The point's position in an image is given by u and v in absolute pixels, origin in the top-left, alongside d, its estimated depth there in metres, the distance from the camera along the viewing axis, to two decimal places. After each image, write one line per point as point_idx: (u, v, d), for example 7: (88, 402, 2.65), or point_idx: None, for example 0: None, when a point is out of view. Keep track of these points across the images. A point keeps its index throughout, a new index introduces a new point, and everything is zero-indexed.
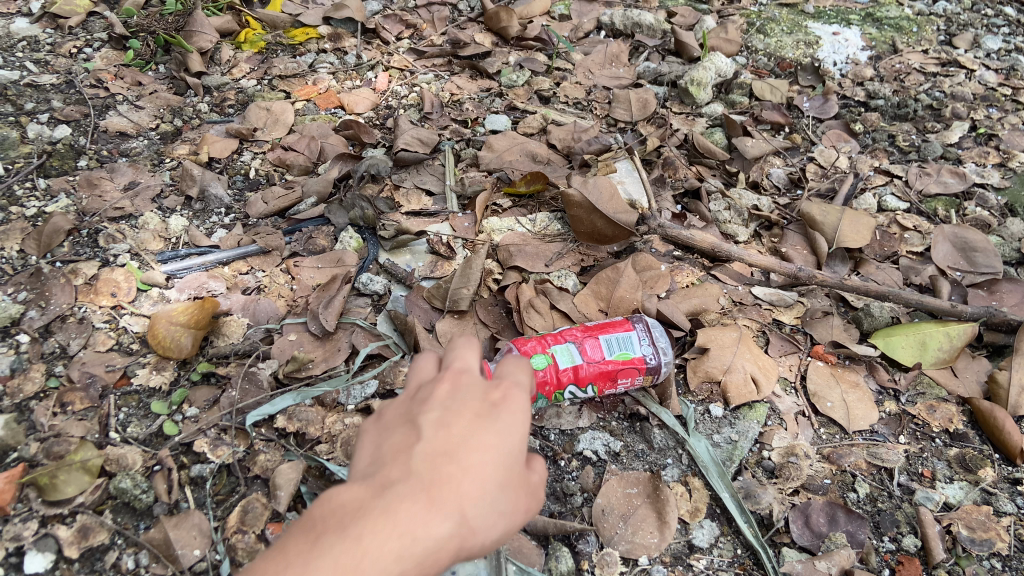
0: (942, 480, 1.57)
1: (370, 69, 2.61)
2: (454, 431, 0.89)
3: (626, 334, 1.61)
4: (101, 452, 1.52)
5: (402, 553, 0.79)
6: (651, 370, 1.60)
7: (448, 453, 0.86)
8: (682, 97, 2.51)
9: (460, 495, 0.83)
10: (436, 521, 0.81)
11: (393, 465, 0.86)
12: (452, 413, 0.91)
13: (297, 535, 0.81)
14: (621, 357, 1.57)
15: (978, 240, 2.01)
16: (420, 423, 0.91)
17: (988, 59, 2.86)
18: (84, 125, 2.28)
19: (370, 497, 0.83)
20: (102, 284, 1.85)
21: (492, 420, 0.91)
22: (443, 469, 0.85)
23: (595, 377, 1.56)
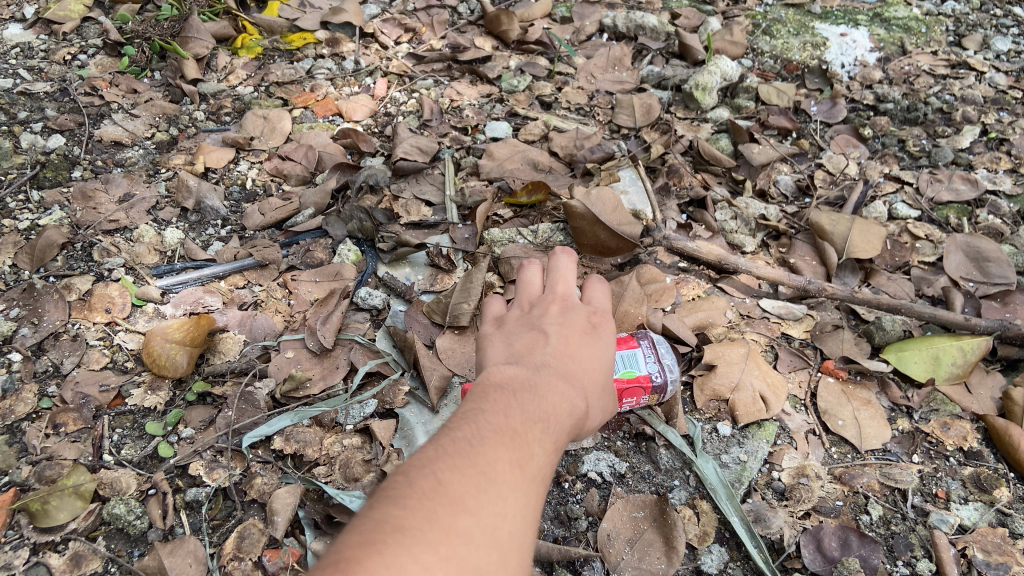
0: (957, 501, 1.52)
1: (369, 74, 2.57)
2: (575, 337, 1.18)
3: (631, 351, 1.53)
4: (94, 476, 1.47)
5: (568, 413, 1.05)
6: (657, 389, 1.53)
7: (575, 350, 1.16)
8: (687, 102, 2.46)
9: (591, 380, 1.13)
10: (579, 396, 1.09)
11: (538, 356, 1.12)
12: (571, 325, 1.21)
13: (485, 396, 1.02)
14: (626, 375, 1.50)
15: (992, 249, 1.95)
16: (545, 329, 1.19)
17: (998, 61, 2.80)
18: (79, 135, 2.24)
19: (534, 374, 1.08)
20: (96, 299, 1.80)
21: (598, 331, 1.22)
22: (580, 359, 1.15)
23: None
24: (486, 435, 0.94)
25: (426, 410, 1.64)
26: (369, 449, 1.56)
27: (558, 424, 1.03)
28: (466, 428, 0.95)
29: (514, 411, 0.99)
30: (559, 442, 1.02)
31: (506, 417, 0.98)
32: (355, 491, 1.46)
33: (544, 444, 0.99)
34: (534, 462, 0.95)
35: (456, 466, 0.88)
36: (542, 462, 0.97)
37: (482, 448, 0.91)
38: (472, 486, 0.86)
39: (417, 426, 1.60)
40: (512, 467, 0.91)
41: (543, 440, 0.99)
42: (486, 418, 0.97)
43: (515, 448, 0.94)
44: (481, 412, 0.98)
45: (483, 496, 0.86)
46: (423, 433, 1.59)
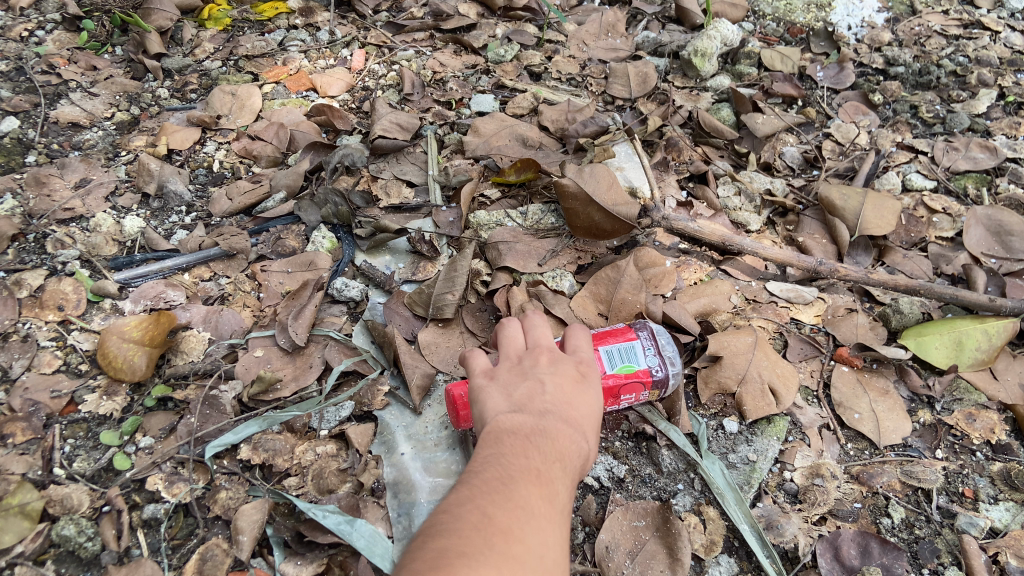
0: (987, 501, 1.40)
1: (345, 46, 2.41)
2: (571, 376, 1.13)
3: (629, 344, 1.40)
4: (42, 493, 1.34)
5: (577, 455, 1.01)
6: (659, 384, 1.40)
7: (573, 393, 1.10)
8: (685, 70, 2.31)
9: (589, 421, 1.08)
10: (585, 434, 1.06)
11: (539, 399, 1.06)
12: (563, 366, 1.15)
13: (499, 442, 0.97)
14: (625, 370, 1.37)
15: (1014, 222, 1.83)
16: (540, 370, 1.12)
17: (1013, 20, 2.64)
18: (33, 116, 2.07)
19: (542, 416, 1.03)
20: (49, 296, 1.65)
21: (590, 374, 1.16)
22: (579, 400, 1.09)
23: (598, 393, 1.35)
24: (512, 476, 0.90)
25: (407, 411, 1.52)
26: (344, 457, 1.43)
27: (571, 466, 0.99)
28: (491, 468, 0.91)
29: (531, 454, 0.95)
30: (574, 481, 0.99)
31: (525, 458, 0.94)
32: (328, 504, 1.34)
33: (564, 479, 0.96)
34: (559, 499, 0.92)
35: (496, 501, 0.85)
36: (565, 499, 0.93)
37: (514, 485, 0.88)
38: (514, 517, 0.84)
39: (398, 430, 1.49)
40: (544, 500, 0.89)
41: (562, 479, 0.95)
42: (508, 460, 0.93)
43: (542, 485, 0.91)
44: (500, 455, 0.94)
45: (525, 526, 0.83)
46: (405, 438, 1.47)
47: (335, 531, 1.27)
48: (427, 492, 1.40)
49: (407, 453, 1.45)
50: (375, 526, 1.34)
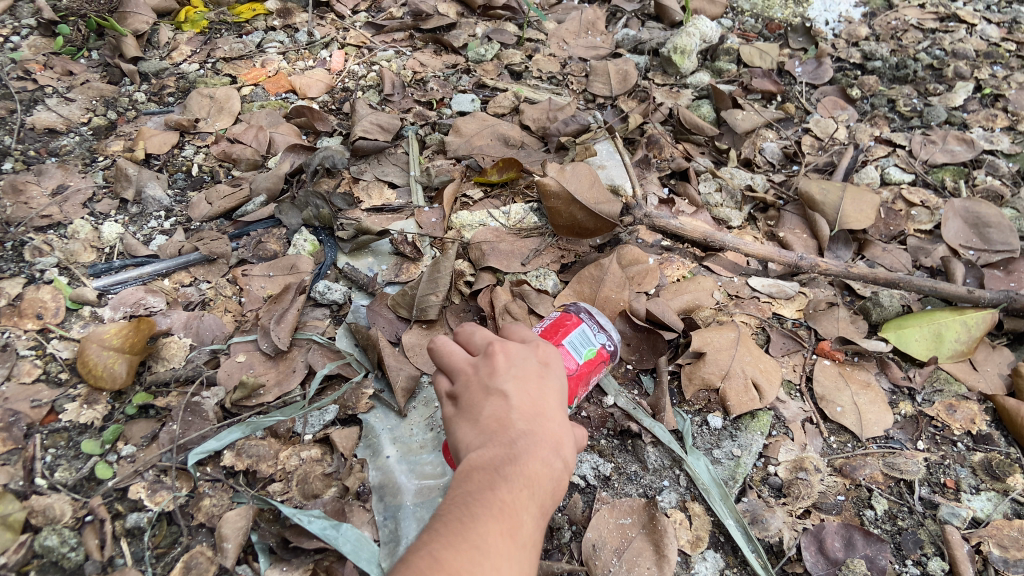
0: (968, 492, 1.41)
1: (324, 47, 2.39)
2: (535, 384, 1.11)
3: (578, 328, 1.38)
4: (24, 504, 1.33)
5: (548, 478, 1.01)
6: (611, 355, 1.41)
7: (538, 403, 1.08)
8: (665, 67, 2.31)
9: (559, 432, 1.07)
10: (556, 446, 1.05)
11: (506, 421, 1.04)
12: (527, 372, 1.12)
13: (467, 477, 0.97)
14: (589, 355, 1.37)
15: (992, 214, 1.85)
16: (505, 382, 1.09)
17: (989, 12, 2.67)
18: (8, 122, 2.04)
19: (511, 441, 1.01)
20: (27, 304, 1.63)
21: (553, 378, 1.14)
22: (545, 414, 1.08)
23: (575, 384, 1.35)
24: (475, 513, 0.90)
25: (392, 414, 1.52)
26: (329, 461, 1.43)
27: (541, 491, 0.99)
28: (454, 508, 0.92)
29: (498, 484, 0.95)
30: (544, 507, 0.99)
31: (490, 491, 0.94)
32: (313, 509, 1.33)
33: (531, 509, 0.96)
34: (523, 531, 0.93)
35: (453, 542, 0.85)
36: (531, 529, 0.95)
37: (474, 523, 0.89)
38: (470, 558, 0.84)
39: (383, 433, 1.48)
40: (504, 538, 0.89)
41: (527, 506, 0.95)
42: (472, 496, 0.93)
43: (505, 519, 0.91)
44: (466, 491, 0.94)
45: (481, 565, 0.84)
46: (390, 441, 1.47)
47: (321, 536, 1.27)
48: (413, 494, 1.40)
49: (393, 456, 1.45)
50: (361, 529, 1.34)
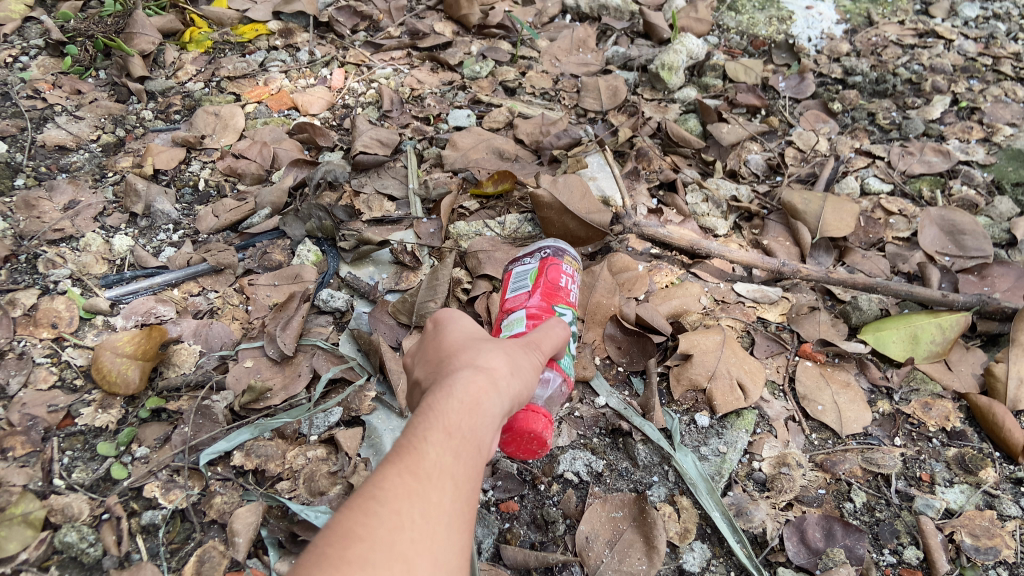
0: (942, 485, 1.48)
1: (325, 65, 2.48)
2: (436, 350, 1.08)
3: (513, 272, 1.63)
4: (44, 503, 1.39)
5: (459, 386, 0.93)
6: (558, 254, 1.61)
7: (439, 356, 1.05)
8: (653, 83, 2.40)
9: (471, 356, 1.01)
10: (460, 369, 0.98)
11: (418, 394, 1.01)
12: (429, 350, 1.10)
13: None
14: (535, 273, 1.58)
15: (966, 222, 1.94)
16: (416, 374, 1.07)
17: (966, 28, 2.77)
18: (20, 140, 2.12)
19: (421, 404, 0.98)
20: (42, 314, 1.70)
21: (453, 333, 1.10)
22: (450, 357, 1.03)
23: (548, 298, 1.53)
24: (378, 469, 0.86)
25: (394, 416, 1.58)
26: (334, 460, 1.50)
27: (453, 399, 0.91)
28: None
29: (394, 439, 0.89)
30: (467, 410, 0.91)
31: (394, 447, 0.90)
32: (320, 506, 1.41)
33: (439, 419, 0.89)
34: (430, 448, 0.85)
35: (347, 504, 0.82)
36: (446, 441, 0.87)
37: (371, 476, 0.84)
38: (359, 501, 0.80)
39: (386, 433, 1.55)
40: (398, 465, 0.83)
41: (428, 434, 0.87)
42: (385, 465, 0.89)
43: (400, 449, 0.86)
44: None
45: (370, 500, 0.79)
46: (392, 441, 1.54)
47: None
48: None
49: None
50: None
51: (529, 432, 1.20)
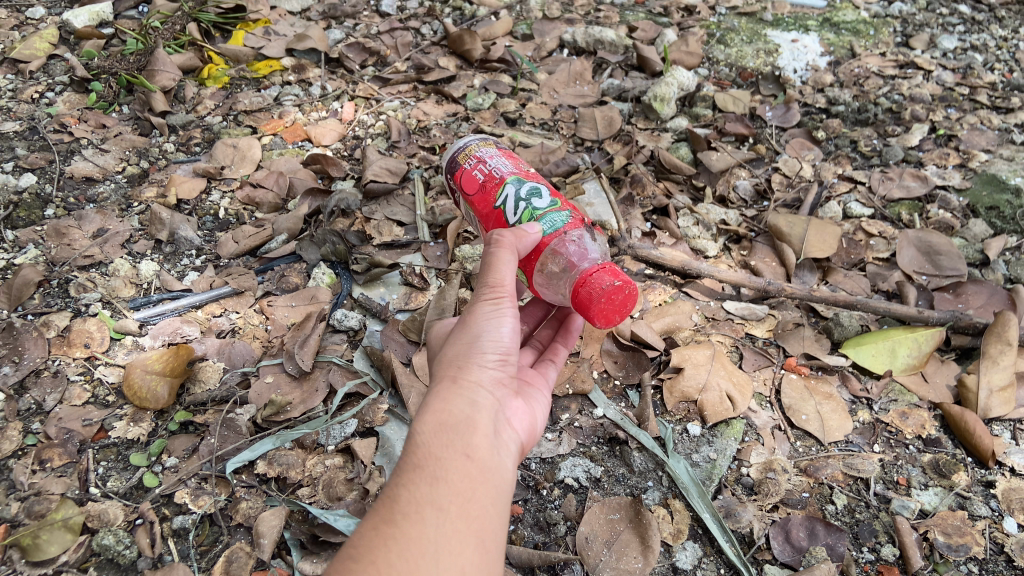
0: (918, 487, 1.59)
1: (336, 99, 2.62)
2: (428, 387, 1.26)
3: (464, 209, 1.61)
4: (82, 509, 1.50)
5: (423, 425, 1.10)
6: (456, 165, 1.54)
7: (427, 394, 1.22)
8: (647, 113, 2.53)
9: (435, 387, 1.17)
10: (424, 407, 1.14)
11: None
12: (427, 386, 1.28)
13: None
14: (466, 199, 1.54)
15: (941, 243, 2.07)
16: None
17: (945, 59, 2.91)
18: (50, 172, 2.25)
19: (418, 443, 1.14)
20: (75, 335, 1.82)
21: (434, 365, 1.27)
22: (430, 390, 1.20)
23: (488, 207, 1.48)
24: None
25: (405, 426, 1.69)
26: (351, 468, 1.61)
27: (422, 441, 1.07)
28: None
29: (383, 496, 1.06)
30: (433, 443, 1.07)
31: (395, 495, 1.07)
32: (338, 509, 1.51)
33: (412, 462, 1.05)
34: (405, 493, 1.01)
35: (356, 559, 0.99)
36: (417, 478, 1.03)
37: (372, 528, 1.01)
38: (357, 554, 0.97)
39: (398, 442, 1.66)
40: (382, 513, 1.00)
41: (399, 481, 1.03)
42: None
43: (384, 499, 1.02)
44: None
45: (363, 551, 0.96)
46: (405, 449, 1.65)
47: (345, 532, 1.45)
48: None
49: None
50: None
51: (602, 295, 1.31)
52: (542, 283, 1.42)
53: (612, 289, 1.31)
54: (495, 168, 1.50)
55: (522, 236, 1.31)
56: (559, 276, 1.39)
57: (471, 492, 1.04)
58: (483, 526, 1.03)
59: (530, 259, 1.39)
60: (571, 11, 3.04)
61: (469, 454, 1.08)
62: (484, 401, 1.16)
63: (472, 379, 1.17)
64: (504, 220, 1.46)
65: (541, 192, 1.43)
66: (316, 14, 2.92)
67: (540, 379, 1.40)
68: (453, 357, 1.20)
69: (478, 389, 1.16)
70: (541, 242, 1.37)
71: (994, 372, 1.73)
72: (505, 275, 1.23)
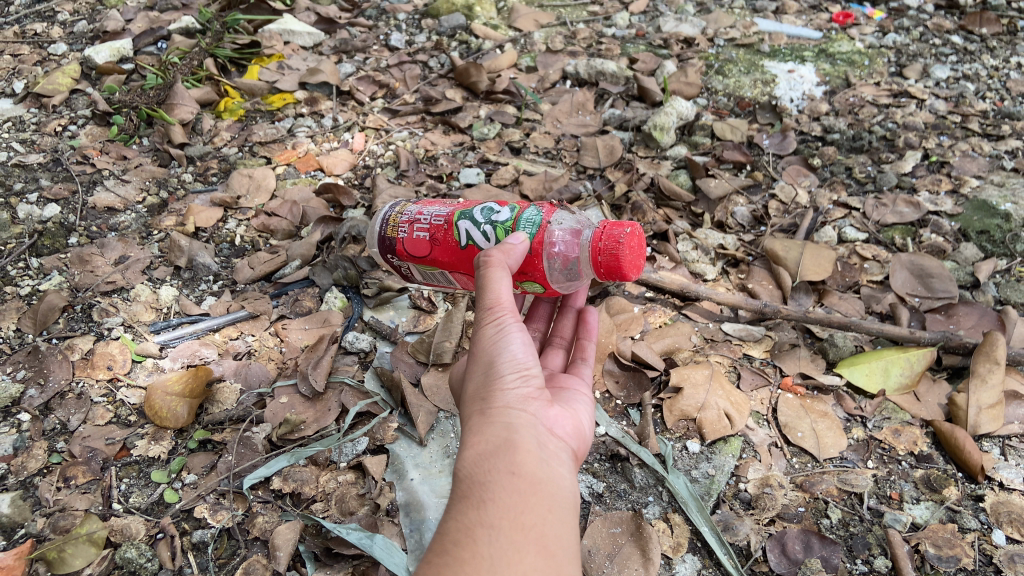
0: (910, 502, 1.65)
1: (347, 130, 2.71)
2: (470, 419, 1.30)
3: (422, 280, 1.59)
4: (106, 524, 1.57)
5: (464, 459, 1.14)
6: (390, 242, 1.53)
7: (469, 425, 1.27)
8: (647, 142, 2.62)
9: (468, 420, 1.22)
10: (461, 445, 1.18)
11: None
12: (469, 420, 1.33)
13: None
14: (423, 264, 1.52)
15: (934, 266, 2.14)
16: None
17: (938, 88, 2.99)
18: (73, 202, 2.35)
19: None
20: (98, 357, 1.90)
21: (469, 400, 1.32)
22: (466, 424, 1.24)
23: (453, 253, 1.47)
24: None
25: (414, 444, 1.76)
26: (362, 484, 1.67)
27: (465, 475, 1.12)
28: None
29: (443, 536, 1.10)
30: (474, 472, 1.11)
31: None
32: (351, 523, 1.58)
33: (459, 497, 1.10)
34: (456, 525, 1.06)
35: None
36: (465, 508, 1.07)
37: None
38: None
39: (407, 459, 1.73)
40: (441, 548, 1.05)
41: (450, 516, 1.08)
42: None
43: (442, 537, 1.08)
44: None
45: None
46: (413, 466, 1.72)
47: (358, 544, 1.51)
48: (435, 510, 1.63)
49: (416, 478, 1.69)
50: (391, 540, 1.57)
51: (624, 246, 1.31)
52: (557, 283, 1.41)
53: (627, 238, 1.32)
54: (431, 219, 1.50)
55: (508, 251, 1.32)
56: (567, 263, 1.38)
57: (522, 506, 1.08)
58: (542, 534, 1.06)
59: (532, 266, 1.38)
60: (574, 44, 3.15)
61: (515, 471, 1.11)
62: (518, 419, 1.19)
63: (499, 403, 1.20)
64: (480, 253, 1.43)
65: (492, 205, 1.44)
66: (328, 49, 3.03)
67: (575, 384, 1.43)
68: (476, 386, 1.24)
69: (509, 411, 1.19)
70: (531, 247, 1.36)
71: (983, 391, 1.78)
72: (502, 292, 1.26)
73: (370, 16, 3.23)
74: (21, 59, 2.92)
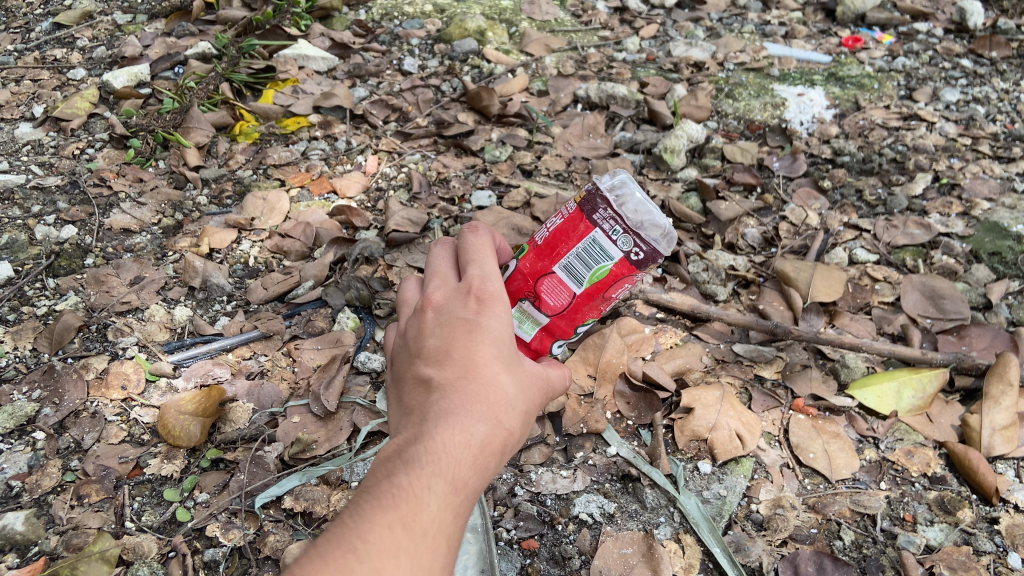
0: (924, 523, 1.64)
1: (360, 153, 2.74)
2: (463, 341, 1.21)
3: (589, 239, 1.32)
4: (118, 542, 1.58)
5: (469, 446, 1.10)
6: (644, 265, 1.32)
7: (464, 363, 1.19)
8: (658, 164, 2.64)
9: (487, 393, 1.16)
10: (475, 426, 1.13)
11: (424, 398, 1.16)
12: (452, 337, 1.22)
13: (382, 458, 1.09)
14: (598, 279, 1.35)
15: (944, 288, 2.15)
16: (430, 362, 1.21)
17: (948, 111, 3.00)
18: (90, 224, 2.38)
19: (429, 415, 1.13)
20: (113, 377, 1.91)
21: (480, 332, 1.23)
22: (470, 378, 1.17)
23: (581, 311, 1.40)
24: (382, 485, 1.02)
25: None
26: None
27: (459, 461, 1.08)
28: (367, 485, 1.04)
29: (399, 472, 1.04)
30: (467, 472, 1.09)
31: (402, 467, 1.05)
32: None
33: (448, 477, 1.05)
34: (429, 504, 1.02)
35: (344, 521, 0.97)
36: (445, 498, 1.04)
37: (375, 496, 1.00)
38: (358, 527, 0.96)
39: None
40: (404, 503, 1.00)
41: (434, 489, 1.03)
42: (390, 471, 1.05)
43: (409, 487, 1.02)
44: (381, 467, 1.06)
45: (372, 535, 0.95)
46: None
47: None
48: None
49: None
50: None
51: None
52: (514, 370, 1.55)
53: None
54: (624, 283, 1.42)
55: None
56: None
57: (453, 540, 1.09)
58: None
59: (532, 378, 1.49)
60: (585, 68, 3.18)
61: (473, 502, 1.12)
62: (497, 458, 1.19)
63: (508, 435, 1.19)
64: (563, 335, 1.45)
65: None
66: (342, 74, 3.08)
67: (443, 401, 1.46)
68: (509, 398, 1.19)
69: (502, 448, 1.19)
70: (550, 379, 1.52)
71: (997, 412, 1.79)
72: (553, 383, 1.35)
73: (383, 41, 3.27)
74: (41, 84, 2.97)
